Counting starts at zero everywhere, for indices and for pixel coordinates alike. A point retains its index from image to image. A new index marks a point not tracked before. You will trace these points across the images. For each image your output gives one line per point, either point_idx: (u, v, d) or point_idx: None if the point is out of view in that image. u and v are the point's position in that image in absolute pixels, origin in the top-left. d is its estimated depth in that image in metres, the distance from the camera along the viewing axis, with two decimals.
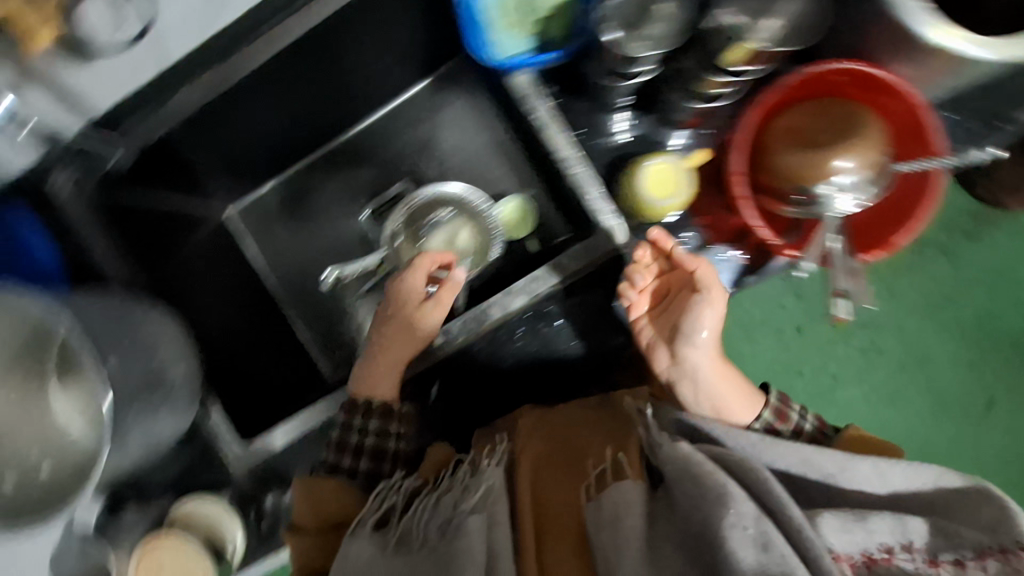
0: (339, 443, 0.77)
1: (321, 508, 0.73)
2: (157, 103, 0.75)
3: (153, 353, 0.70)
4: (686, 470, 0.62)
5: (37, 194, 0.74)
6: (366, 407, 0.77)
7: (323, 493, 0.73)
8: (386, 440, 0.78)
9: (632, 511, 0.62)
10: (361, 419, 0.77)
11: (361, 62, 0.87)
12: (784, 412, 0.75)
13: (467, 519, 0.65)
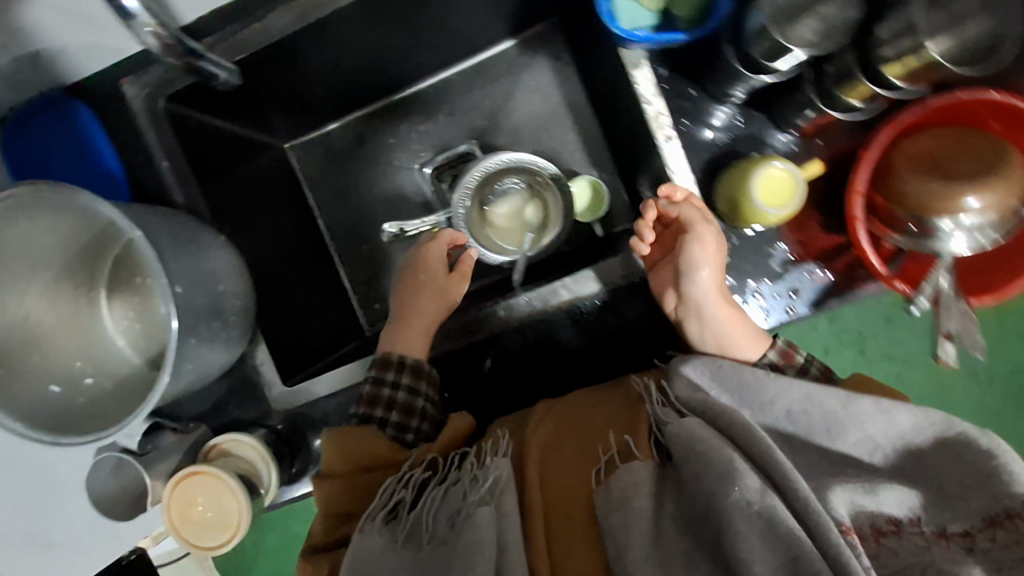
0: (372, 396, 0.73)
1: (354, 452, 0.69)
2: (238, 27, 0.71)
3: (214, 282, 0.68)
4: (695, 448, 0.57)
5: (117, 103, 0.74)
6: (398, 363, 0.74)
7: (359, 441, 0.69)
8: (416, 397, 0.74)
9: (641, 492, 0.56)
10: (394, 374, 0.74)
11: (452, 9, 0.81)
12: (792, 352, 0.66)
13: (478, 510, 0.58)
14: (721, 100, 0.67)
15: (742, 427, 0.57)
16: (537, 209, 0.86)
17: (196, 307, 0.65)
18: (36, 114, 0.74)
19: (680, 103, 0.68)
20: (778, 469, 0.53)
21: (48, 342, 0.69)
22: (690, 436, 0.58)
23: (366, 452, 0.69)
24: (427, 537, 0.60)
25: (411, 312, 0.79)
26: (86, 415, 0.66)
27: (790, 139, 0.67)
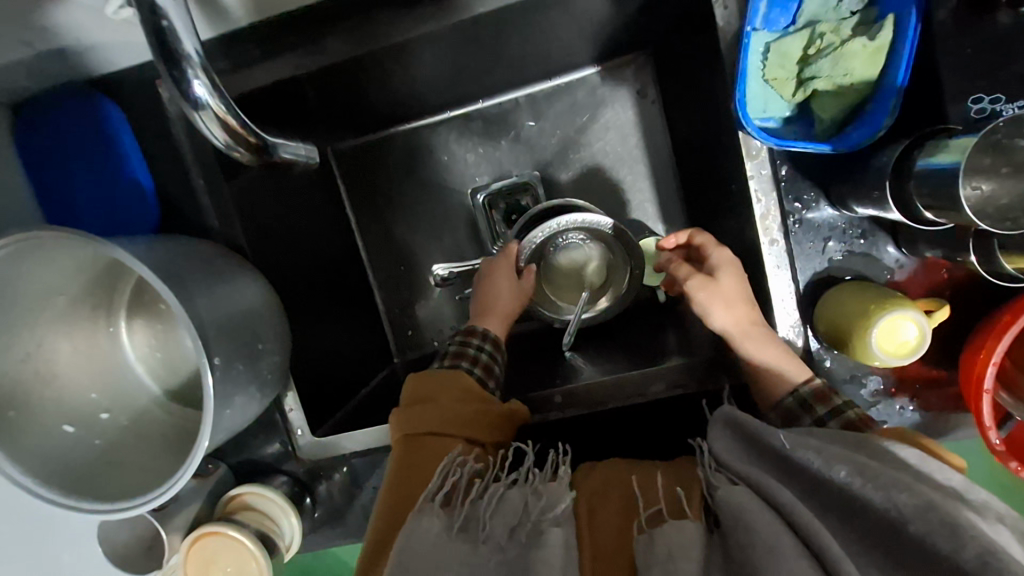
0: (459, 352, 0.70)
1: (435, 395, 0.63)
2: (302, 41, 0.62)
3: (257, 328, 0.62)
4: (744, 520, 0.43)
5: (152, 109, 0.64)
6: (483, 334, 0.72)
7: (453, 380, 0.65)
8: (497, 360, 0.71)
9: (690, 554, 0.44)
10: (480, 340, 0.71)
11: (545, 34, 0.71)
12: (828, 394, 0.56)
13: (549, 529, 0.49)
14: (837, 206, 0.58)
15: (787, 500, 0.44)
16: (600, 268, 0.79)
17: (241, 369, 0.58)
18: (53, 110, 0.64)
19: (796, 205, 0.59)
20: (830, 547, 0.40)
21: (62, 375, 0.63)
22: (742, 504, 0.45)
23: (460, 392, 0.64)
24: (486, 533, 0.50)
25: (489, 305, 0.75)
26: (103, 463, 0.61)
27: (903, 262, 0.59)
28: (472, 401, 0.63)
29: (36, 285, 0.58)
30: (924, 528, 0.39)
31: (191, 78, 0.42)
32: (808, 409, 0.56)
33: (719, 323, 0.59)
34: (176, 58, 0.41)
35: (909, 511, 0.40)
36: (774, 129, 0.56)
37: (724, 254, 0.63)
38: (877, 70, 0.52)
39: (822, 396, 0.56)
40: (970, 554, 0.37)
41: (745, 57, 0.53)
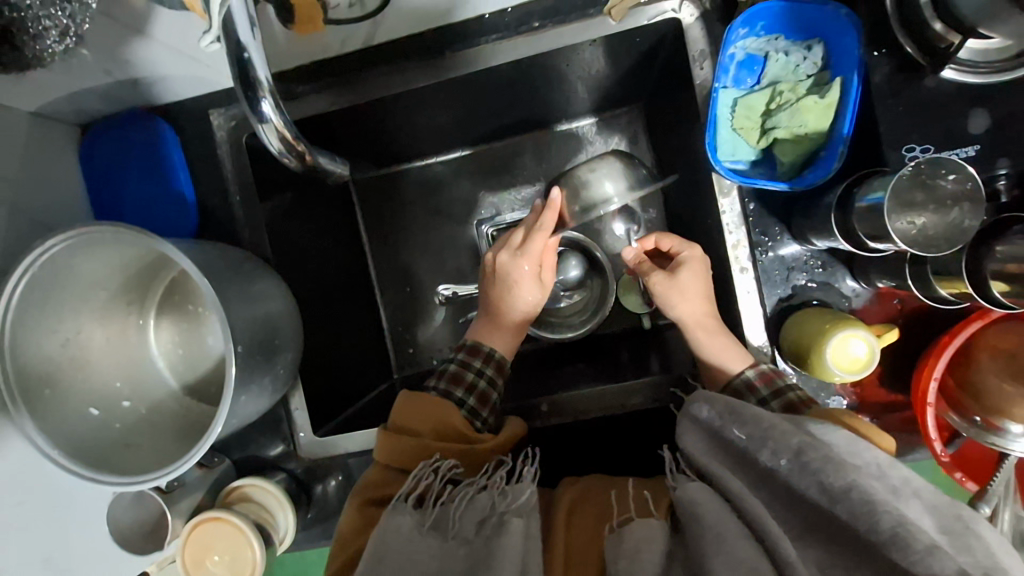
0: (456, 375, 0.73)
1: (416, 421, 0.67)
2: (338, 81, 0.72)
3: (276, 328, 0.68)
4: (698, 510, 0.48)
5: (201, 133, 0.74)
6: (487, 355, 0.76)
7: (437, 412, 0.67)
8: (493, 391, 0.74)
9: (653, 546, 0.49)
10: (480, 363, 0.75)
11: (548, 86, 0.80)
12: (772, 378, 0.63)
13: (510, 520, 0.53)
14: (800, 240, 0.65)
15: (736, 488, 0.49)
16: (576, 300, 0.89)
17: (257, 361, 0.64)
18: (117, 126, 0.73)
19: (763, 238, 0.67)
20: (758, 519, 0.45)
21: (93, 361, 0.69)
22: (696, 496, 0.50)
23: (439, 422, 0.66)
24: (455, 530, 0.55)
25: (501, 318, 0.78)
26: (121, 444, 0.65)
27: (862, 292, 0.66)
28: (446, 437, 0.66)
29: (86, 276, 0.65)
30: (850, 511, 0.43)
31: (262, 101, 0.47)
32: (752, 390, 0.63)
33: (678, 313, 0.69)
34: (253, 86, 0.47)
35: (837, 491, 0.43)
36: (739, 168, 0.65)
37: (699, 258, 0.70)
38: (828, 122, 0.60)
39: (767, 379, 0.63)
40: (887, 525, 0.41)
41: (714, 107, 0.64)
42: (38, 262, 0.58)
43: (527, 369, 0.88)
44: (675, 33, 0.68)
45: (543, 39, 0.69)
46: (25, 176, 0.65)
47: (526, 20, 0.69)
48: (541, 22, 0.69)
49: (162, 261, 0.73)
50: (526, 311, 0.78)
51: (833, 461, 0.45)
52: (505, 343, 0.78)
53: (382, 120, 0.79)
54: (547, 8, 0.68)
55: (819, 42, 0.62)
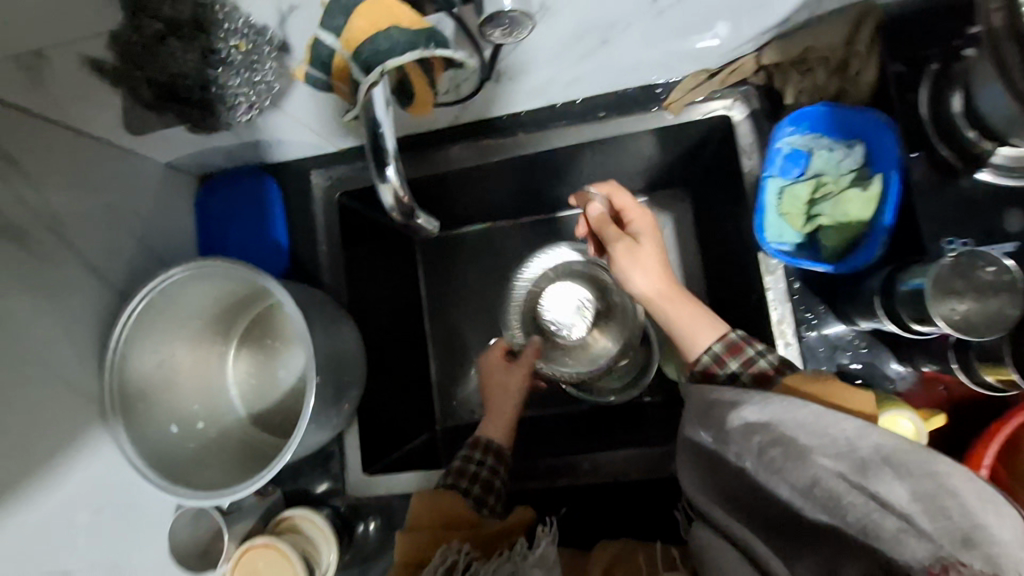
0: (458, 470, 0.74)
1: (432, 507, 0.68)
2: (420, 152, 0.81)
3: (343, 367, 0.74)
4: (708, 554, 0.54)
5: (298, 190, 0.84)
6: (487, 445, 0.77)
7: (443, 498, 0.68)
8: (496, 478, 0.74)
9: None
10: (481, 454, 0.76)
11: (605, 167, 0.89)
12: (740, 348, 0.65)
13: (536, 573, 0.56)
14: (845, 320, 0.69)
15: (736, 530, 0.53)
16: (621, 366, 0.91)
17: (326, 392, 0.70)
18: (229, 179, 0.84)
19: (808, 315, 0.70)
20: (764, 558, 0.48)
21: (179, 383, 0.75)
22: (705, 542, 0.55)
23: (451, 513, 0.67)
24: None
25: (493, 412, 0.83)
26: (194, 463, 0.71)
27: (906, 375, 0.68)
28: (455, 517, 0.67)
29: (185, 308, 0.73)
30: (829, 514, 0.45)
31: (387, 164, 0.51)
32: (723, 363, 0.65)
33: (639, 287, 0.69)
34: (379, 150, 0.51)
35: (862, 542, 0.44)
36: (787, 249, 0.70)
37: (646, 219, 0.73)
38: (870, 212, 0.66)
39: (734, 349, 0.65)
40: None
41: (763, 194, 0.69)
42: (156, 289, 0.66)
43: (570, 430, 0.91)
44: (727, 126, 0.76)
45: (606, 127, 0.77)
46: (152, 217, 0.77)
47: (591, 110, 0.78)
48: (605, 111, 0.77)
49: (252, 297, 0.81)
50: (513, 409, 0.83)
51: (792, 455, 0.48)
52: (501, 431, 0.80)
53: (454, 187, 0.88)
54: (611, 102, 0.77)
55: (859, 142, 0.68)
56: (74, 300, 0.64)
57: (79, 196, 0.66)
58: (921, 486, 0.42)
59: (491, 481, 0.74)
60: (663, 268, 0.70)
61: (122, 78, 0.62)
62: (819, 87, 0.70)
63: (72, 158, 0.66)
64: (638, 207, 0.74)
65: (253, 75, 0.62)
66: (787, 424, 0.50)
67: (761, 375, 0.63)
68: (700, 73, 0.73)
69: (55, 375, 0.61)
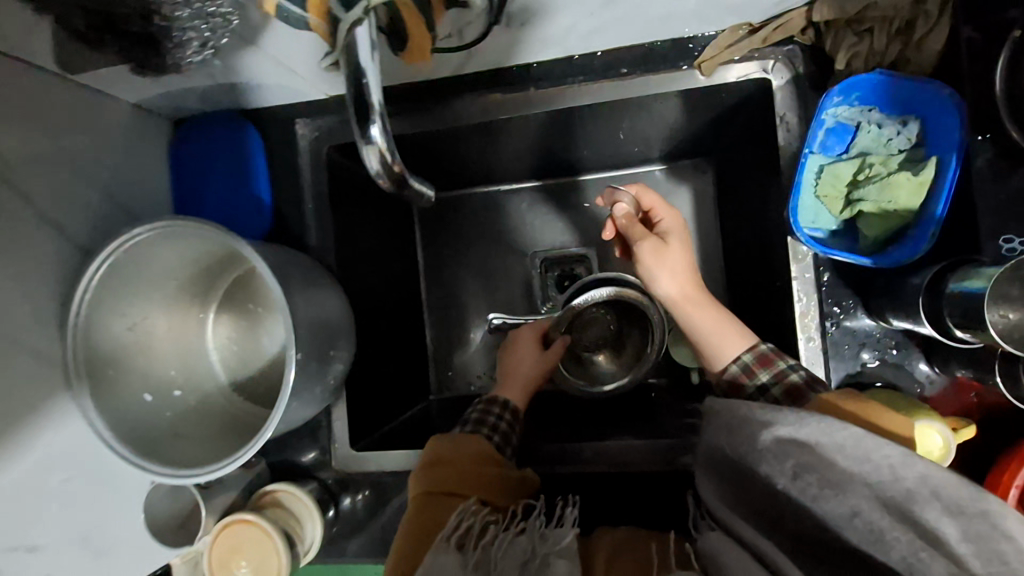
0: (478, 420, 0.72)
1: (447, 461, 0.64)
2: (421, 105, 0.73)
3: (331, 338, 0.69)
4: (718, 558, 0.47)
5: (284, 141, 0.76)
6: (506, 404, 0.75)
7: (466, 448, 0.65)
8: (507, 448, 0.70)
9: None
10: (499, 410, 0.74)
11: (620, 131, 0.81)
12: (770, 359, 0.62)
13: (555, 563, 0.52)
14: (874, 316, 0.64)
15: (750, 533, 0.47)
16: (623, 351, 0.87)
17: (311, 368, 0.65)
18: (206, 125, 0.76)
19: (834, 308, 0.65)
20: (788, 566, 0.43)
21: (153, 346, 0.70)
22: (714, 545, 0.49)
23: (470, 463, 0.64)
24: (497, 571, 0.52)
25: (510, 373, 0.80)
26: (170, 434, 0.67)
27: (936, 379, 0.63)
28: (477, 466, 0.63)
29: (158, 267, 0.67)
30: (861, 539, 0.41)
31: (371, 122, 0.44)
32: (750, 372, 0.62)
33: (665, 289, 0.67)
34: (365, 109, 0.44)
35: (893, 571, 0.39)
36: (821, 236, 0.64)
37: (677, 223, 0.70)
38: (922, 199, 0.59)
39: (764, 361, 0.62)
40: None
41: (801, 173, 0.62)
42: (118, 249, 0.60)
43: (565, 414, 0.87)
44: (764, 93, 0.67)
45: (630, 86, 0.69)
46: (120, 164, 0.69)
47: (616, 65, 0.69)
48: (630, 67, 0.69)
49: (231, 258, 0.75)
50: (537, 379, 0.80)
51: (830, 481, 0.43)
52: (519, 396, 0.78)
53: (456, 145, 0.80)
54: (637, 57, 0.69)
55: (915, 119, 0.61)
56: (28, 258, 0.58)
57: (31, 140, 0.58)
58: (974, 524, 0.37)
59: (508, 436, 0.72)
60: (691, 272, 0.68)
61: (49, 5, 0.51)
62: (877, 53, 0.61)
63: (24, 94, 0.58)
64: (668, 208, 0.71)
65: (205, 5, 0.51)
66: (825, 446, 0.44)
67: (793, 391, 0.58)
68: (741, 26, 0.64)
69: (9, 342, 0.56)
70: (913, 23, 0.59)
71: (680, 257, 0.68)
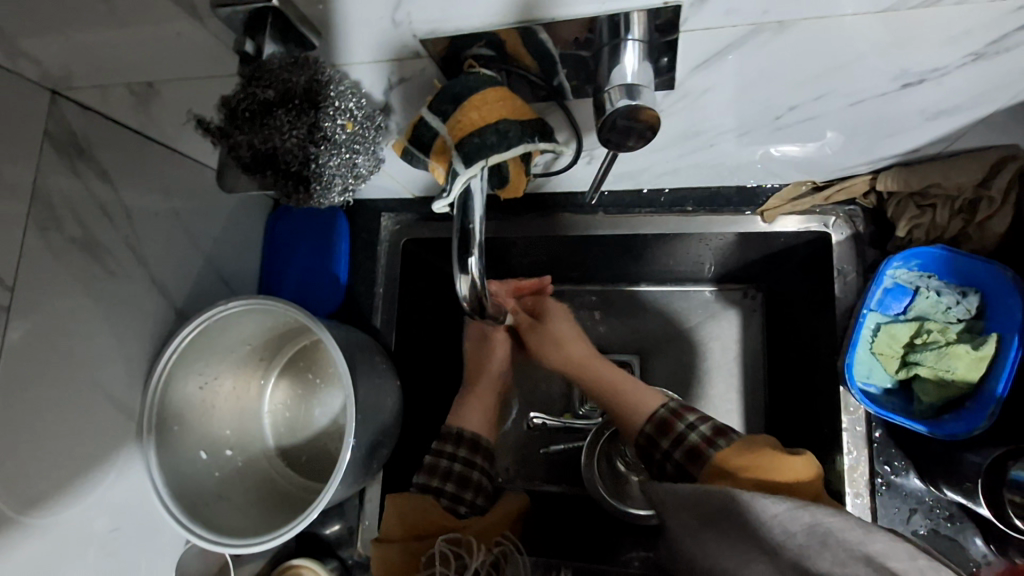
0: (430, 466, 0.74)
1: (405, 516, 0.66)
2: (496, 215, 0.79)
3: (380, 422, 0.72)
4: None
5: (367, 231, 0.83)
6: (457, 436, 0.76)
7: (410, 504, 0.67)
8: (472, 470, 0.74)
9: None
10: (452, 446, 0.76)
11: (665, 259, 0.80)
12: (670, 424, 0.64)
13: None
14: (926, 482, 0.65)
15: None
16: None
17: (359, 452, 0.68)
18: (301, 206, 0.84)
19: (885, 467, 0.67)
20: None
21: (215, 408, 0.75)
22: None
23: (421, 516, 0.66)
24: None
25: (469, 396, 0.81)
26: (215, 496, 0.71)
27: (990, 560, 0.63)
28: (427, 525, 0.65)
29: (236, 334, 0.73)
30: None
31: (470, 256, 0.46)
32: (658, 441, 0.63)
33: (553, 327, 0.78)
34: (467, 239, 0.46)
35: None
36: (872, 392, 0.65)
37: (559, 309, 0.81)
38: (981, 373, 0.60)
39: (666, 428, 0.63)
40: None
41: (857, 330, 0.64)
42: (210, 317, 0.66)
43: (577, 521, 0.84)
44: (822, 244, 0.71)
45: (692, 222, 0.73)
46: (224, 235, 0.77)
47: (683, 202, 0.74)
48: (694, 204, 0.74)
49: (300, 329, 0.80)
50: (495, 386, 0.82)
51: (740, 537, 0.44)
52: (477, 422, 0.78)
53: (505, 249, 0.81)
54: (703, 197, 0.74)
55: (975, 292, 0.62)
56: (133, 317, 0.64)
57: (159, 212, 0.66)
58: None
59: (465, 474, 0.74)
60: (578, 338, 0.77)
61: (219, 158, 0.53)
62: (938, 227, 0.65)
63: (163, 174, 0.66)
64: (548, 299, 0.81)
65: (355, 159, 0.51)
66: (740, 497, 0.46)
67: (694, 451, 0.59)
68: (804, 183, 0.70)
69: (101, 395, 0.61)
70: (977, 205, 0.63)
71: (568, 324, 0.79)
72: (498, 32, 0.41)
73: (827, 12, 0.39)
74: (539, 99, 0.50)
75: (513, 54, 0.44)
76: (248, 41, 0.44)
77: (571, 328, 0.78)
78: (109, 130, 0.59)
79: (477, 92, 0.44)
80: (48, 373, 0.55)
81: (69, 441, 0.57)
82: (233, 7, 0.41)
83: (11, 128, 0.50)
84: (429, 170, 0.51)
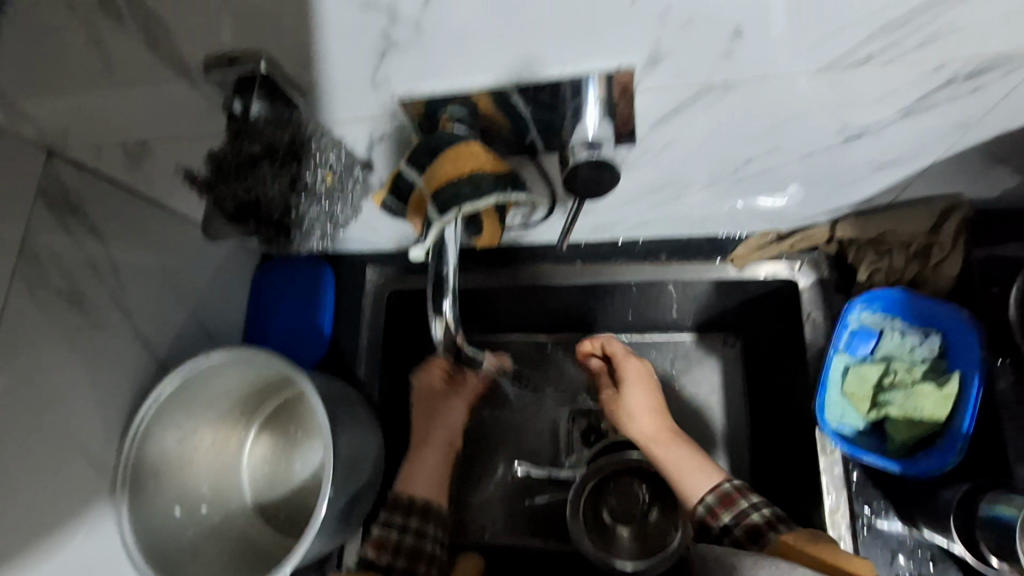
0: (380, 541, 0.71)
1: None
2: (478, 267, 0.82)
3: (361, 474, 0.71)
4: None
5: (353, 284, 0.85)
6: (406, 505, 0.75)
7: None
8: (425, 542, 0.73)
9: None
10: (403, 517, 0.74)
11: (643, 308, 0.82)
12: (732, 499, 0.65)
13: None
14: (905, 521, 0.66)
15: None
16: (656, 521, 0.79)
17: (339, 504, 0.67)
18: (284, 257, 0.86)
19: (864, 508, 0.67)
20: None
21: (195, 462, 0.74)
22: None
23: None
24: None
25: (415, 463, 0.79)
26: (188, 555, 0.69)
27: None
28: None
29: (220, 383, 0.73)
30: None
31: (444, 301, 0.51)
32: (715, 515, 0.65)
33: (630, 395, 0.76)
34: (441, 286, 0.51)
35: None
36: (843, 432, 0.66)
37: (637, 372, 0.78)
38: (948, 411, 0.62)
39: (725, 503, 0.65)
40: None
41: (826, 372, 0.66)
42: (192, 368, 0.66)
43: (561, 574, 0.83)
44: (791, 290, 0.74)
45: (666, 270, 0.76)
46: (210, 289, 0.78)
47: (658, 252, 0.77)
48: (668, 255, 0.77)
49: (286, 381, 0.80)
50: (445, 443, 0.82)
51: None
52: (423, 488, 0.78)
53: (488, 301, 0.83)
54: (675, 247, 0.77)
55: (936, 332, 0.65)
56: (115, 369, 0.64)
57: (147, 267, 0.68)
58: None
59: (418, 546, 0.73)
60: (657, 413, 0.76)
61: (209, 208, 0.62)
62: (895, 270, 0.69)
63: (153, 230, 0.69)
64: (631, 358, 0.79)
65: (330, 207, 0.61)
66: None
67: (753, 530, 0.61)
68: (769, 233, 0.73)
69: (76, 449, 0.60)
70: (928, 249, 0.67)
71: (647, 395, 0.76)
72: (472, 94, 0.45)
73: (765, 76, 0.43)
74: (513, 154, 0.54)
75: (485, 115, 0.48)
76: (236, 100, 0.47)
77: (649, 400, 0.76)
78: (100, 188, 0.62)
79: (453, 146, 0.47)
80: (23, 426, 0.54)
81: (41, 496, 0.56)
82: (223, 69, 0.44)
83: (8, 186, 0.53)
84: (407, 220, 0.55)
